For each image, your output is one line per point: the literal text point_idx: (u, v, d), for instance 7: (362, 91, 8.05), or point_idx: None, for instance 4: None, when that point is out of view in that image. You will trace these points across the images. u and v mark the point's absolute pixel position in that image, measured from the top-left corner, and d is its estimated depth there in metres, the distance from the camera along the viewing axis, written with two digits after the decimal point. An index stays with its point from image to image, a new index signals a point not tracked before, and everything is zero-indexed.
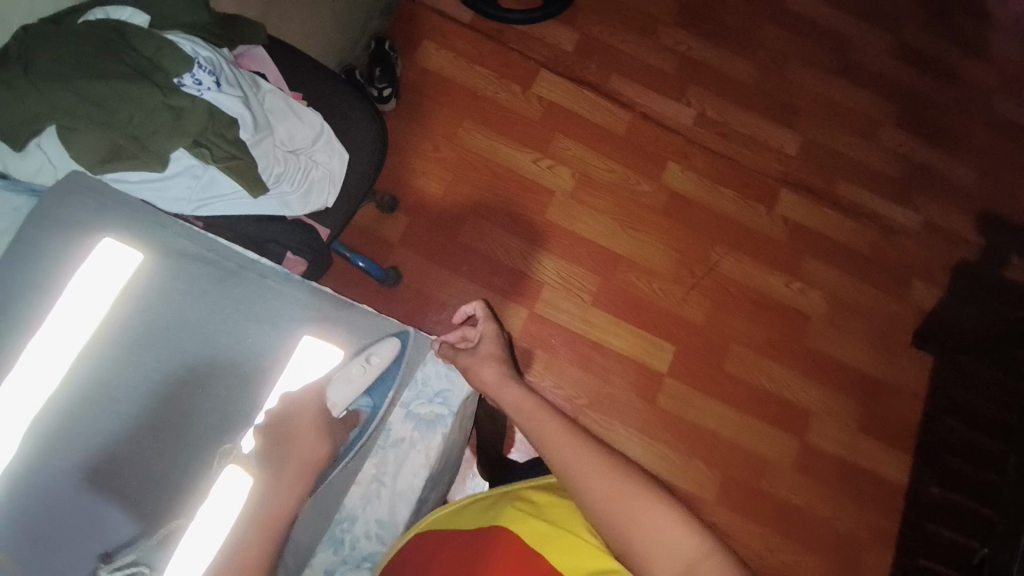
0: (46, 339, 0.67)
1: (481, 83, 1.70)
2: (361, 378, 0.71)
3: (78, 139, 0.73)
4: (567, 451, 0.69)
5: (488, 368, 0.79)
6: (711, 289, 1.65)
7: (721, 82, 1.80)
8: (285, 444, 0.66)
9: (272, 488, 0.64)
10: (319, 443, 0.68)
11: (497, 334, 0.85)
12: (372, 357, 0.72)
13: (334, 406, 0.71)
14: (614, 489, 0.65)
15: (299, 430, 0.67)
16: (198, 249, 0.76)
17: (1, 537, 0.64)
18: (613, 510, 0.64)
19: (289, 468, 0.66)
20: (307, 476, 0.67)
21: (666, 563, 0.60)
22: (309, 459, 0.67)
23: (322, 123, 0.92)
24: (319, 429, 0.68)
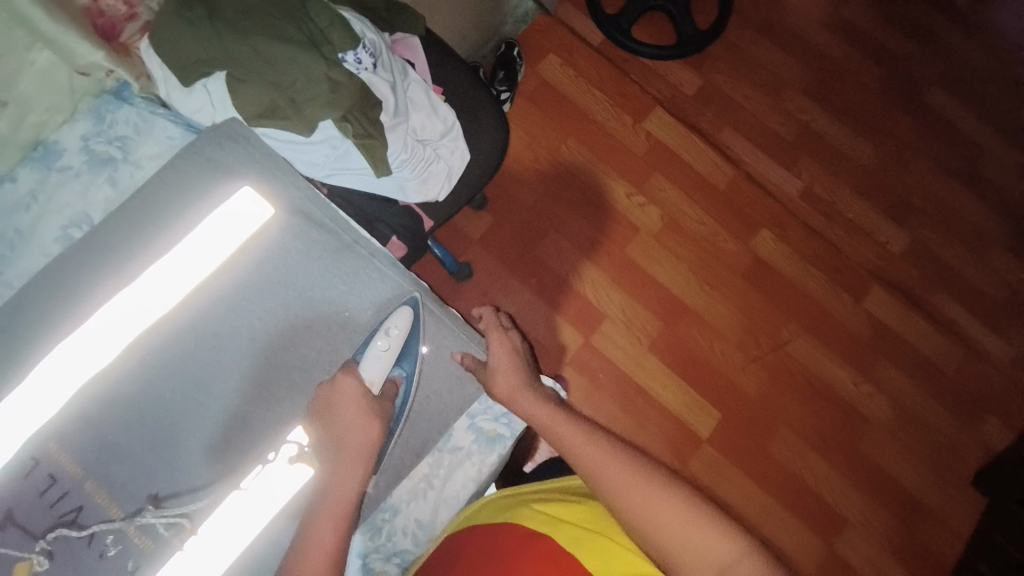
0: (169, 268, 0.72)
1: (595, 106, 1.70)
2: (388, 352, 0.73)
3: (245, 92, 0.77)
4: (592, 456, 0.67)
5: (503, 376, 0.75)
6: (774, 367, 1.59)
7: (836, 161, 1.73)
8: (337, 431, 0.68)
9: (334, 475, 0.67)
10: (365, 429, 0.69)
11: (502, 338, 0.80)
12: (392, 328, 0.74)
13: (371, 384, 0.72)
14: (641, 493, 0.63)
15: (347, 418, 0.69)
16: (322, 216, 0.79)
17: (85, 437, 0.69)
18: (647, 516, 0.62)
19: (344, 455, 0.68)
20: (365, 461, 0.69)
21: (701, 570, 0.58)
22: (360, 445, 0.68)
23: (454, 120, 0.94)
24: (366, 410, 0.70)
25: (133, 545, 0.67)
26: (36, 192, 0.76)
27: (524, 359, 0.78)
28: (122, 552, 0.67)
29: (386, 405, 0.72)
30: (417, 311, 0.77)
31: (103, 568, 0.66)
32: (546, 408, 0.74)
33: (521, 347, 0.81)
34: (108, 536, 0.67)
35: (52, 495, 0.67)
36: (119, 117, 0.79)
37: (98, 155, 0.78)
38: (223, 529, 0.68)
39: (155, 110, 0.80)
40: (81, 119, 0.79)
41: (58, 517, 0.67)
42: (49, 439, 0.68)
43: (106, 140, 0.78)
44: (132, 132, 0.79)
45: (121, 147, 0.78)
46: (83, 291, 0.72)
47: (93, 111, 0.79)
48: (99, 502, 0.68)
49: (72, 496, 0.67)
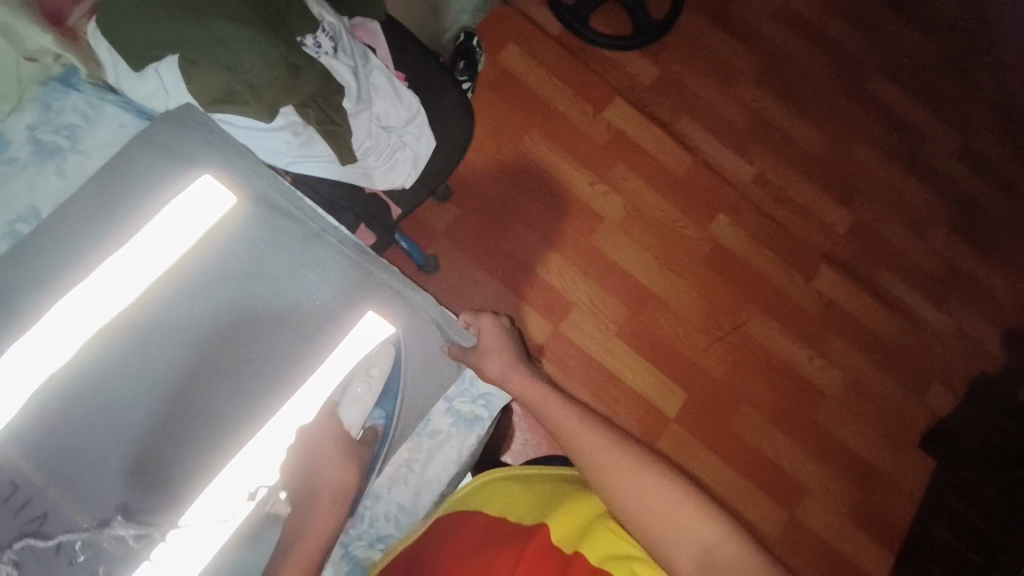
0: (130, 261, 0.70)
1: (556, 96, 1.72)
2: (368, 396, 0.72)
3: (200, 76, 0.75)
4: (580, 437, 0.70)
5: (492, 361, 0.79)
6: (735, 346, 1.66)
7: (786, 148, 1.82)
8: (313, 477, 0.68)
9: (309, 520, 0.68)
10: (344, 473, 0.70)
11: (494, 323, 0.83)
12: (372, 369, 0.73)
13: (351, 427, 0.72)
14: (627, 475, 0.64)
15: (324, 466, 0.69)
16: (288, 206, 0.78)
17: (44, 441, 0.65)
18: (633, 498, 0.63)
19: (319, 497, 0.68)
20: (341, 501, 0.70)
21: (684, 551, 0.59)
22: (338, 488, 0.69)
23: (419, 107, 0.94)
24: (342, 455, 0.70)
25: (105, 549, 0.65)
26: None
27: (513, 347, 0.81)
28: (94, 557, 0.64)
29: (363, 451, 0.73)
30: (399, 346, 0.76)
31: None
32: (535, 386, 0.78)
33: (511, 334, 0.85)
34: (77, 542, 0.64)
35: (13, 502, 0.63)
36: (66, 104, 0.75)
37: (45, 145, 0.74)
38: (198, 526, 0.67)
39: (103, 96, 0.77)
40: (26, 108, 0.74)
41: (21, 526, 0.63)
42: (5, 444, 0.64)
43: (53, 130, 0.74)
44: (81, 120, 0.75)
45: (69, 136, 0.75)
46: (39, 286, 0.68)
47: (39, 99, 0.75)
48: (64, 506, 0.65)
49: (36, 502, 0.64)
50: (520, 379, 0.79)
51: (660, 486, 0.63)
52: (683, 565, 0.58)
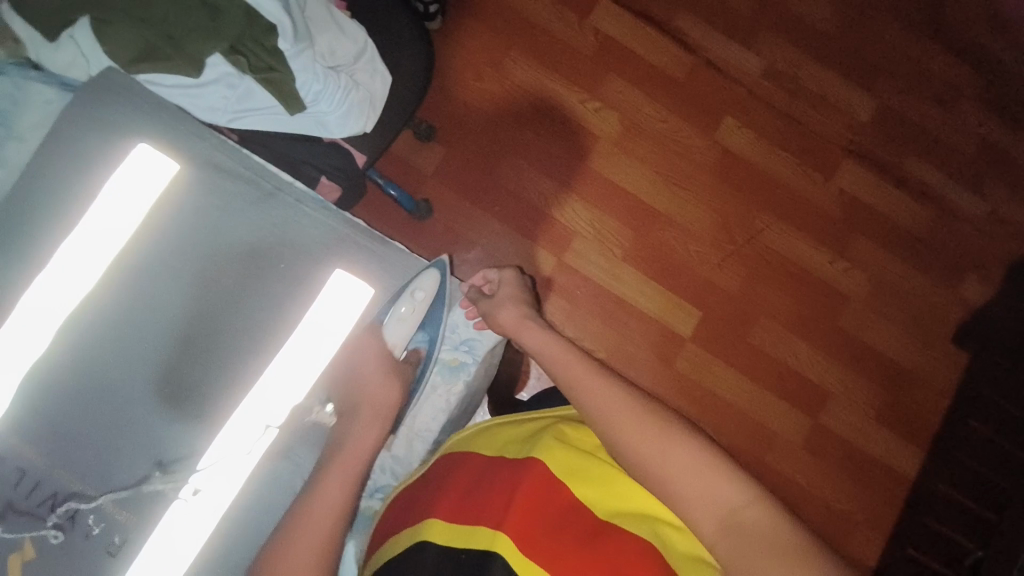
0: (83, 243, 0.68)
1: (535, 7, 1.57)
2: (413, 315, 0.73)
3: (113, 35, 0.70)
4: (596, 399, 0.71)
5: (507, 312, 0.81)
6: (751, 258, 1.58)
7: (797, 31, 1.63)
8: (357, 386, 0.69)
9: (350, 433, 0.68)
10: (391, 392, 0.70)
11: (516, 278, 0.86)
12: (419, 294, 0.73)
13: (395, 345, 0.72)
14: (650, 442, 0.66)
15: (368, 375, 0.69)
16: (236, 166, 0.74)
17: (40, 427, 0.67)
18: (656, 460, 0.65)
19: (362, 414, 0.68)
20: (384, 418, 0.69)
21: (706, 510, 0.61)
22: (379, 403, 0.69)
23: (365, 38, 0.85)
24: (386, 371, 0.70)
25: (116, 521, 0.67)
26: None
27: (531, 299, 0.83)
28: (106, 529, 0.67)
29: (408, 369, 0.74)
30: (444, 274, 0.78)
31: (92, 548, 0.66)
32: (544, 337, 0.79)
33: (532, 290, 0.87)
34: (90, 517, 0.67)
35: (24, 488, 0.66)
36: None
37: None
38: (199, 498, 0.67)
39: (24, 74, 0.71)
40: None
41: (35, 507, 0.66)
42: (7, 433, 0.67)
43: None
44: (7, 104, 0.70)
45: (1, 123, 0.70)
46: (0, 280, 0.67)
47: None
48: (72, 487, 0.67)
49: (45, 485, 0.67)
50: (534, 333, 0.80)
51: (683, 448, 0.65)
52: (702, 522, 0.61)
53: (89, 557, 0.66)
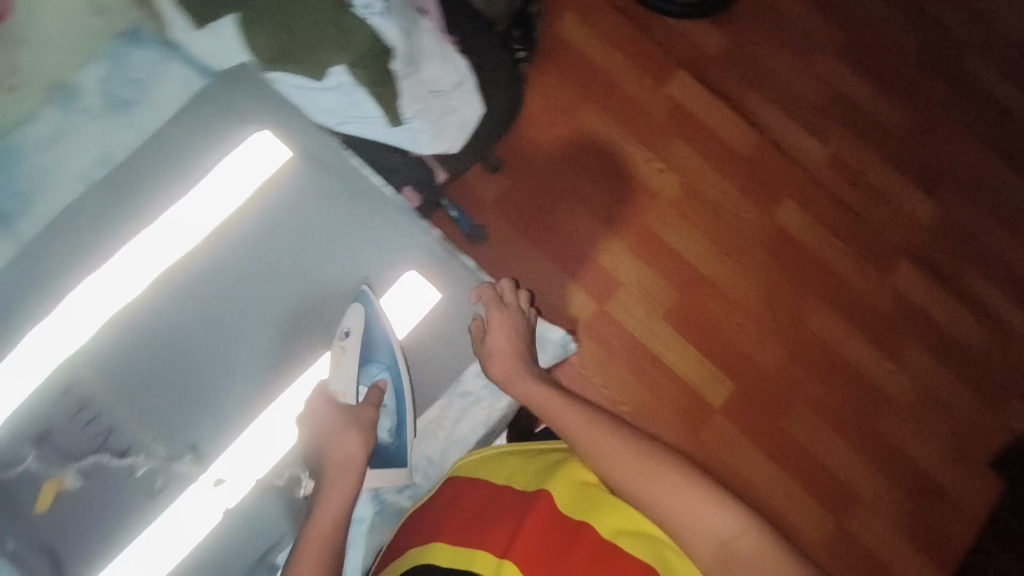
0: (193, 208, 0.76)
1: (615, 68, 1.65)
2: (344, 358, 0.74)
3: (254, 34, 0.75)
4: (585, 436, 0.71)
5: (497, 361, 0.77)
6: (792, 339, 1.57)
7: (865, 128, 1.66)
8: (320, 448, 0.70)
9: (324, 494, 0.69)
10: (352, 442, 0.71)
11: (499, 309, 0.79)
12: (348, 331, 0.75)
13: (343, 394, 0.74)
14: (641, 470, 0.66)
15: (324, 435, 0.71)
16: (335, 162, 0.81)
17: (115, 367, 0.73)
18: (649, 491, 0.65)
19: (330, 472, 0.70)
20: (355, 471, 0.70)
21: (702, 539, 0.61)
22: (345, 460, 0.70)
23: (467, 70, 0.92)
24: (340, 423, 0.71)
25: (162, 464, 0.73)
26: (59, 132, 0.76)
27: (524, 336, 0.79)
28: (152, 469, 0.72)
29: (364, 409, 0.74)
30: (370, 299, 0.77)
31: (134, 485, 0.72)
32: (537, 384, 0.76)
33: (520, 317, 0.80)
34: (140, 455, 0.72)
35: (85, 416, 0.72)
36: (135, 60, 0.78)
37: (117, 99, 0.78)
38: (245, 452, 0.74)
39: (166, 52, 0.79)
40: (97, 62, 0.77)
41: (90, 437, 0.72)
42: (85, 366, 0.73)
43: (124, 84, 0.78)
44: (149, 76, 0.78)
45: (139, 90, 0.78)
46: (112, 229, 0.75)
47: (108, 54, 0.78)
48: (131, 425, 0.73)
49: (105, 418, 0.73)
50: (524, 377, 0.76)
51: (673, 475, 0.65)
52: (699, 550, 0.61)
53: (129, 493, 0.72)
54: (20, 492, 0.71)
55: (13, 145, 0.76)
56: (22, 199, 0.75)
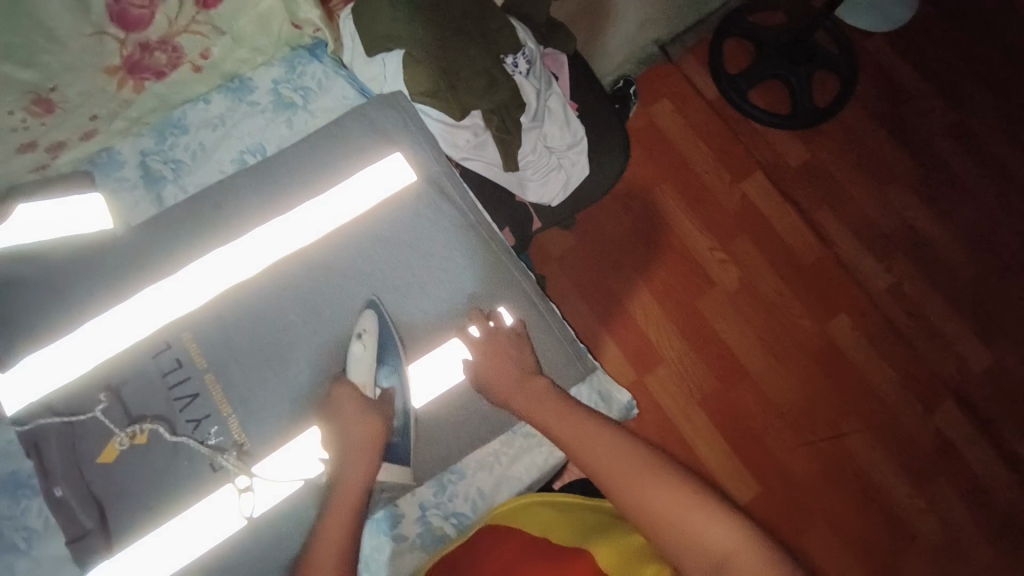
0: (319, 207, 0.82)
1: (697, 157, 1.74)
2: (366, 352, 0.77)
3: (415, 71, 0.84)
4: (584, 446, 0.69)
5: (495, 370, 0.78)
6: (827, 456, 1.53)
7: (929, 264, 1.68)
8: (342, 430, 0.73)
9: (346, 467, 0.70)
10: (351, 399, 0.75)
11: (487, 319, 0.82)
12: (364, 331, 0.78)
13: (365, 388, 0.77)
14: (637, 481, 0.64)
15: (348, 419, 0.73)
16: (454, 192, 0.87)
17: (213, 334, 0.77)
18: (646, 504, 0.62)
19: (352, 451, 0.71)
20: (374, 450, 0.72)
21: (697, 556, 0.58)
22: (371, 437, 0.73)
23: (582, 135, 1.00)
24: (360, 407, 0.74)
25: (232, 439, 0.75)
26: (223, 117, 0.85)
27: (519, 355, 0.79)
28: (222, 444, 0.75)
29: (381, 403, 0.76)
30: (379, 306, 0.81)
31: (200, 455, 0.74)
32: (535, 397, 0.75)
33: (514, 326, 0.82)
34: (213, 426, 0.75)
35: (173, 378, 0.76)
36: (308, 70, 0.88)
37: (283, 98, 0.87)
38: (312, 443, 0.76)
39: (338, 71, 0.89)
40: (276, 65, 0.87)
41: (174, 397, 0.75)
42: (185, 328, 0.77)
43: (292, 87, 0.87)
44: (316, 86, 0.88)
45: (304, 96, 0.88)
46: (245, 209, 0.82)
47: (286, 59, 0.88)
48: (213, 395, 0.76)
49: (191, 383, 0.76)
50: (524, 389, 0.76)
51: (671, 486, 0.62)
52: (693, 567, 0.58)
53: (193, 462, 0.74)
54: (84, 440, 0.74)
55: (175, 117, 0.85)
56: (178, 165, 0.84)
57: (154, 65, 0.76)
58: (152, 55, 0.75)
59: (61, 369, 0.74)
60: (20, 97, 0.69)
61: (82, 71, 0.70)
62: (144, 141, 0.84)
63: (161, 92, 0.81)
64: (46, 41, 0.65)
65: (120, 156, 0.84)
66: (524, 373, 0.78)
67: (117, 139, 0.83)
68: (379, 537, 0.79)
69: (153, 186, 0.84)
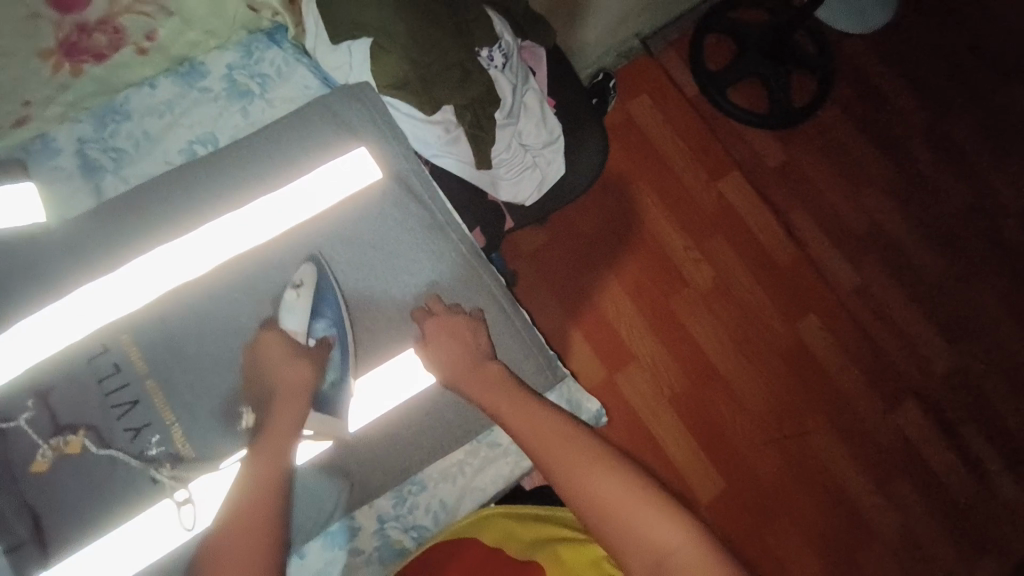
0: (277, 205, 0.78)
1: (675, 154, 1.73)
2: (300, 301, 0.74)
3: (384, 61, 0.79)
4: (533, 437, 0.67)
5: (445, 350, 0.76)
6: (791, 455, 1.56)
7: (897, 267, 1.72)
8: (269, 375, 0.71)
9: (268, 421, 0.68)
10: (306, 396, 0.71)
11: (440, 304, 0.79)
12: (300, 283, 0.75)
13: (298, 335, 0.74)
14: (586, 475, 0.63)
15: (276, 365, 0.71)
16: (423, 192, 0.83)
17: (155, 337, 0.73)
18: (594, 499, 0.62)
19: (277, 399, 0.69)
20: (298, 399, 0.70)
21: (642, 553, 0.58)
22: (293, 384, 0.70)
23: (559, 134, 0.98)
24: (288, 354, 0.72)
25: (176, 449, 0.71)
26: (172, 103, 0.80)
27: (471, 337, 0.77)
28: (161, 455, 0.71)
29: (316, 352, 0.74)
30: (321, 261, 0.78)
31: (140, 466, 0.70)
32: (488, 384, 0.74)
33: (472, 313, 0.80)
34: (154, 435, 0.71)
35: (111, 383, 0.72)
36: (267, 56, 0.83)
37: (238, 86, 0.82)
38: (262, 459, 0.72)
39: (299, 58, 0.84)
40: (230, 49, 0.82)
41: (112, 403, 0.71)
42: (124, 329, 0.72)
43: (247, 74, 0.82)
44: (274, 73, 0.83)
45: (261, 84, 0.82)
46: (196, 205, 0.77)
47: (243, 44, 0.82)
48: (155, 402, 0.72)
49: (130, 389, 0.72)
50: (476, 377, 0.75)
51: (619, 481, 0.62)
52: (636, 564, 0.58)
53: (132, 473, 0.70)
54: (10, 450, 0.69)
55: (117, 102, 0.79)
56: (119, 154, 0.78)
57: (92, 47, 0.71)
58: (90, 37, 0.69)
59: None
60: None
61: (14, 54, 0.65)
62: (82, 127, 0.78)
63: (100, 75, 0.74)
64: None
65: (56, 143, 0.77)
66: (477, 359, 0.76)
67: (53, 125, 0.77)
68: (335, 551, 0.77)
69: (91, 176, 0.78)
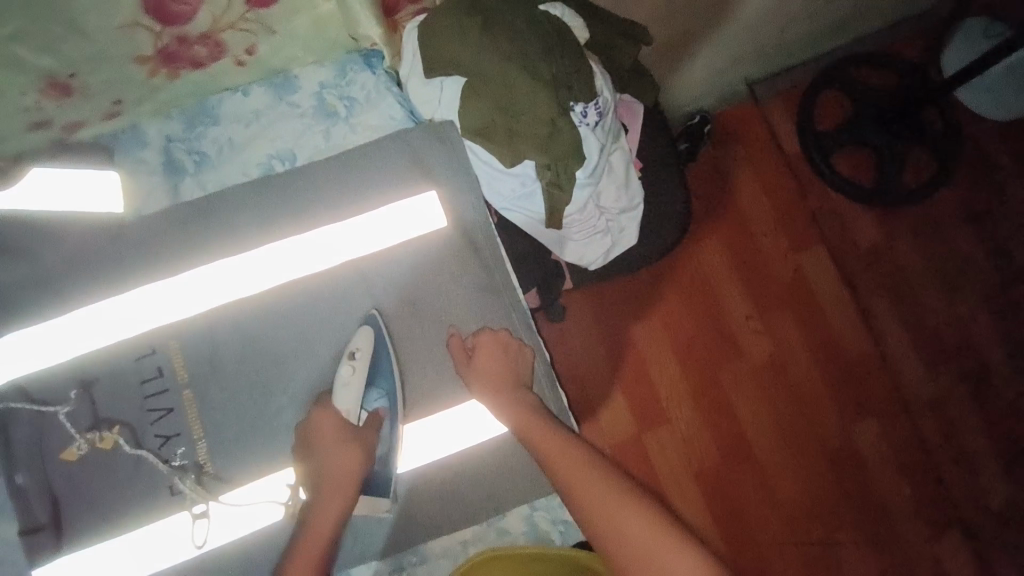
0: (341, 233, 0.78)
1: (758, 217, 1.60)
2: (354, 376, 0.74)
3: (473, 105, 0.74)
4: (562, 463, 0.70)
5: (482, 378, 0.76)
6: (814, 561, 1.45)
7: (981, 387, 1.54)
8: (318, 462, 0.71)
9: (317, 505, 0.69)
10: (347, 447, 0.72)
11: (494, 337, 0.78)
12: (356, 352, 0.75)
13: (349, 413, 0.74)
14: (608, 498, 0.65)
15: (328, 449, 0.72)
16: (485, 247, 0.80)
17: (200, 351, 0.74)
18: (617, 527, 0.63)
19: (324, 488, 0.70)
20: (349, 489, 0.70)
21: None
22: (343, 470, 0.71)
23: (639, 201, 0.90)
24: (337, 435, 0.72)
25: (196, 465, 0.73)
26: (259, 113, 0.79)
27: (513, 358, 0.78)
28: (185, 466, 0.73)
29: (367, 432, 0.75)
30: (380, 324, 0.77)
31: (162, 473, 0.72)
32: (522, 410, 0.75)
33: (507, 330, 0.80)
34: (180, 447, 0.73)
35: (151, 388, 0.73)
36: (358, 80, 0.80)
37: (326, 106, 0.80)
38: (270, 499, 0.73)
39: (388, 87, 0.80)
40: (325, 67, 0.79)
41: (149, 408, 0.73)
42: (175, 337, 0.74)
43: (337, 96, 0.80)
44: (362, 98, 0.80)
45: (348, 108, 0.80)
46: (263, 220, 0.77)
47: (338, 62, 0.79)
48: (187, 414, 0.74)
49: (168, 396, 0.74)
50: (507, 401, 0.76)
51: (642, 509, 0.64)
52: None
53: (153, 479, 0.72)
54: (48, 433, 0.72)
55: (209, 104, 0.78)
56: (202, 159, 0.78)
57: (191, 56, 0.70)
58: (190, 48, 0.69)
59: (48, 352, 0.73)
60: (37, 79, 0.64)
61: (110, 60, 0.65)
62: (171, 125, 0.78)
63: (196, 80, 0.74)
64: (70, 32, 0.60)
65: (145, 136, 0.77)
66: (518, 385, 0.77)
67: (144, 118, 0.77)
68: None
69: (171, 176, 0.78)
